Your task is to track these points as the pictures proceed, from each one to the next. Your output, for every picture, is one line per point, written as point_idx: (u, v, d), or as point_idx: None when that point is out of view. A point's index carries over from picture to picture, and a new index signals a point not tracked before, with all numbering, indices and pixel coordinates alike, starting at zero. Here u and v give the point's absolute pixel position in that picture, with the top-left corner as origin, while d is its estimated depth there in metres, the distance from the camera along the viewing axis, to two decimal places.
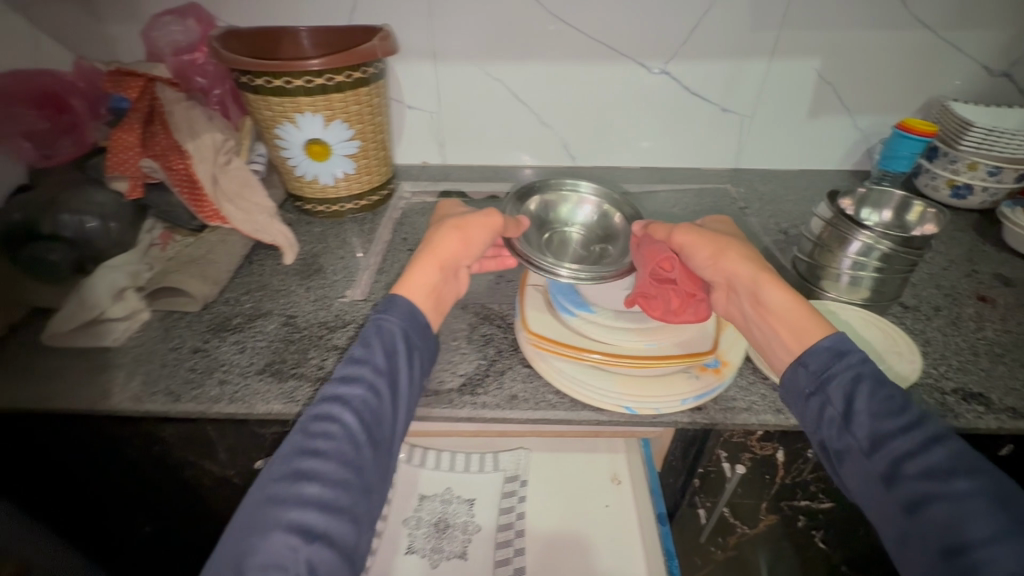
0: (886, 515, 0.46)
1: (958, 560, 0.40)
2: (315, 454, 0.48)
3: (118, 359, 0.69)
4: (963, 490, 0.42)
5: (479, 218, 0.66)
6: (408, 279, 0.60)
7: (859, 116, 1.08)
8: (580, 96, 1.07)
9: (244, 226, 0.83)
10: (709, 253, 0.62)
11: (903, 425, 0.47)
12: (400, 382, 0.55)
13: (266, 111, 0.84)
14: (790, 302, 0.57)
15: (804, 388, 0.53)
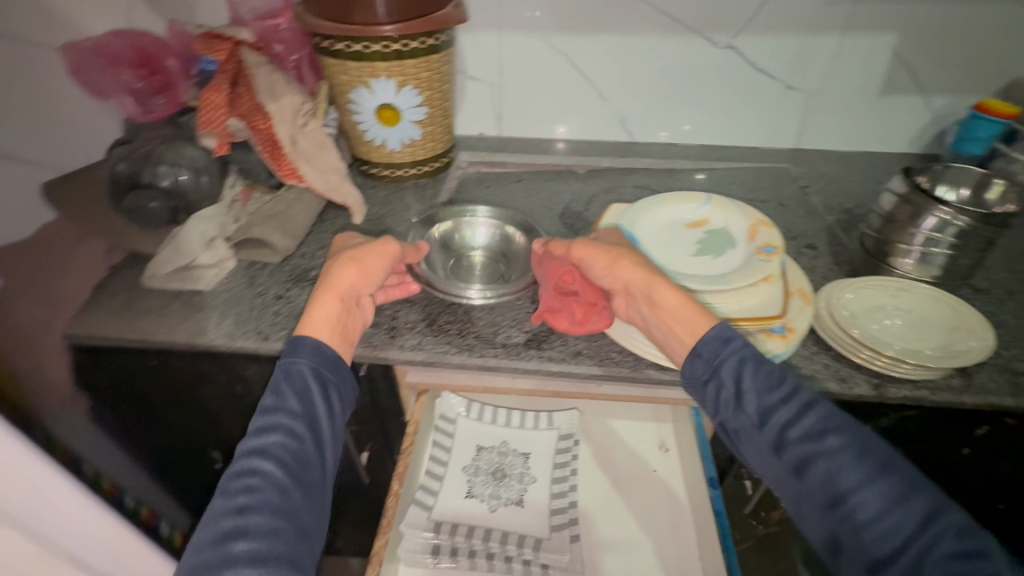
0: (781, 479, 0.50)
1: (839, 509, 0.45)
2: (240, 510, 0.50)
3: (211, 301, 0.75)
4: (837, 447, 0.47)
5: (374, 247, 0.68)
6: (310, 317, 0.61)
7: (933, 97, 1.04)
8: (642, 69, 1.06)
9: (318, 185, 0.88)
10: (603, 263, 0.65)
11: (783, 397, 0.51)
12: (321, 421, 0.56)
13: (343, 75, 0.88)
14: (681, 304, 0.59)
15: (701, 375, 0.56)
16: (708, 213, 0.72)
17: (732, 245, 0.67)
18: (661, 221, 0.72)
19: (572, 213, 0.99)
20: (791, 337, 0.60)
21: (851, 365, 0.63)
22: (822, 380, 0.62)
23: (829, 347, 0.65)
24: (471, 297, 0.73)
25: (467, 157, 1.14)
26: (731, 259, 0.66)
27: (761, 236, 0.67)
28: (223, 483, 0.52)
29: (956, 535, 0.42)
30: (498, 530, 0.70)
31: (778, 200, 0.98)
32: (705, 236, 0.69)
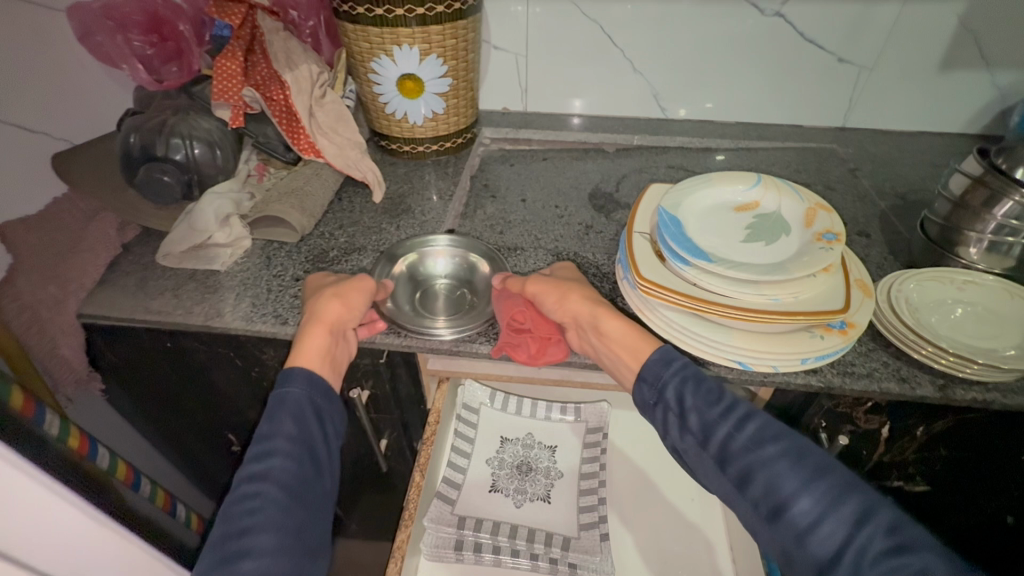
0: (729, 494, 0.48)
1: (782, 519, 0.44)
2: (243, 536, 0.46)
3: (226, 282, 0.71)
4: (774, 456, 0.46)
5: (358, 284, 0.64)
6: (299, 352, 0.58)
7: (999, 72, 0.96)
8: (681, 40, 0.99)
9: (336, 162, 0.84)
10: (553, 298, 0.63)
11: (722, 411, 0.50)
12: (320, 441, 0.53)
13: (363, 43, 0.82)
14: (629, 333, 0.57)
15: (649, 400, 0.54)
16: (757, 195, 0.65)
17: (787, 231, 0.61)
18: (706, 202, 0.65)
19: (602, 194, 0.93)
20: (851, 333, 0.56)
21: (912, 364, 0.59)
22: (881, 379, 0.57)
23: (888, 344, 0.60)
24: (433, 334, 0.64)
25: (490, 133, 1.09)
26: (786, 247, 0.59)
27: (819, 224, 0.60)
28: (221, 515, 0.49)
29: (884, 532, 0.41)
30: (524, 527, 0.66)
31: (823, 182, 0.92)
32: (756, 221, 0.62)
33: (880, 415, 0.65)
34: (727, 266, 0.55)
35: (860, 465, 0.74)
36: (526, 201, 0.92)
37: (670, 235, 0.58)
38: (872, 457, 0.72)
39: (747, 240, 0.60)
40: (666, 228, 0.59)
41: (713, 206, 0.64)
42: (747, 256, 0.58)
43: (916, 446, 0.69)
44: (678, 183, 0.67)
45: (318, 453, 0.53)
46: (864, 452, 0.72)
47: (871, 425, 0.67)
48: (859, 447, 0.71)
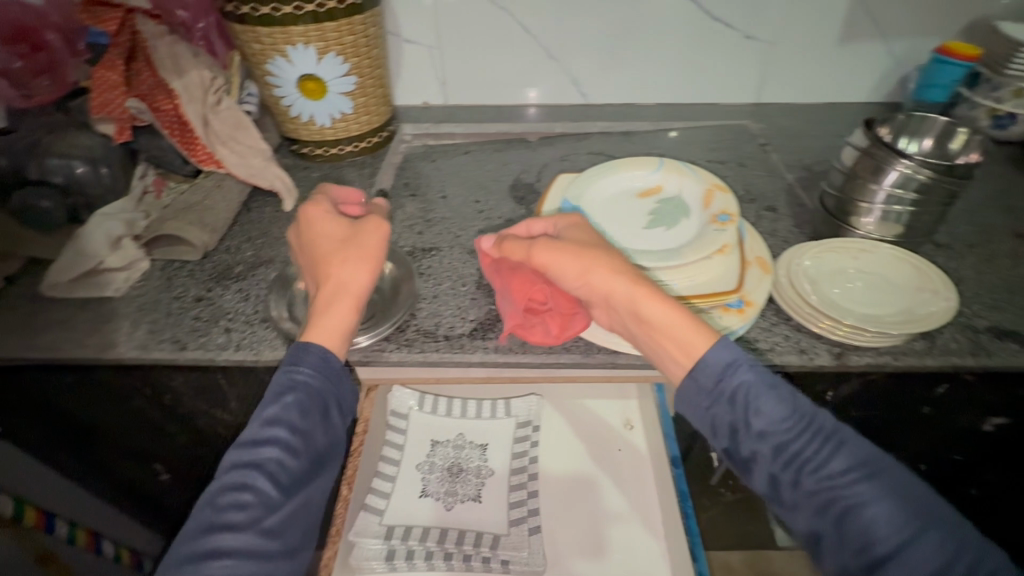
0: (793, 512, 0.48)
1: (871, 561, 0.43)
2: (226, 527, 0.47)
3: (122, 309, 0.67)
4: (865, 489, 0.45)
5: (378, 239, 0.59)
6: (319, 326, 0.56)
7: (895, 42, 1.00)
8: (593, 24, 0.98)
9: (240, 172, 0.80)
10: (574, 275, 0.55)
11: (808, 432, 0.48)
12: (322, 435, 0.53)
13: (255, 43, 0.78)
14: (672, 319, 0.52)
15: (702, 402, 0.51)
16: (660, 180, 0.70)
17: (687, 214, 0.65)
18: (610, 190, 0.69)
19: (523, 185, 0.93)
20: (747, 311, 0.58)
21: (812, 334, 0.61)
22: (782, 352, 0.59)
23: (789, 317, 0.62)
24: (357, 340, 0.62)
25: (411, 129, 1.06)
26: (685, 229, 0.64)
27: (715, 204, 0.65)
28: (211, 491, 0.49)
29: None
30: (454, 530, 0.66)
31: (737, 159, 0.94)
32: (658, 205, 0.67)
33: None
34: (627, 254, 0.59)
35: None
36: (447, 198, 0.90)
37: (576, 226, 0.61)
38: None
39: (649, 225, 0.64)
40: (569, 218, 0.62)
41: (616, 193, 0.68)
42: (648, 241, 0.63)
43: None
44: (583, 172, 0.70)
45: (319, 450, 0.53)
46: None
47: None
48: None
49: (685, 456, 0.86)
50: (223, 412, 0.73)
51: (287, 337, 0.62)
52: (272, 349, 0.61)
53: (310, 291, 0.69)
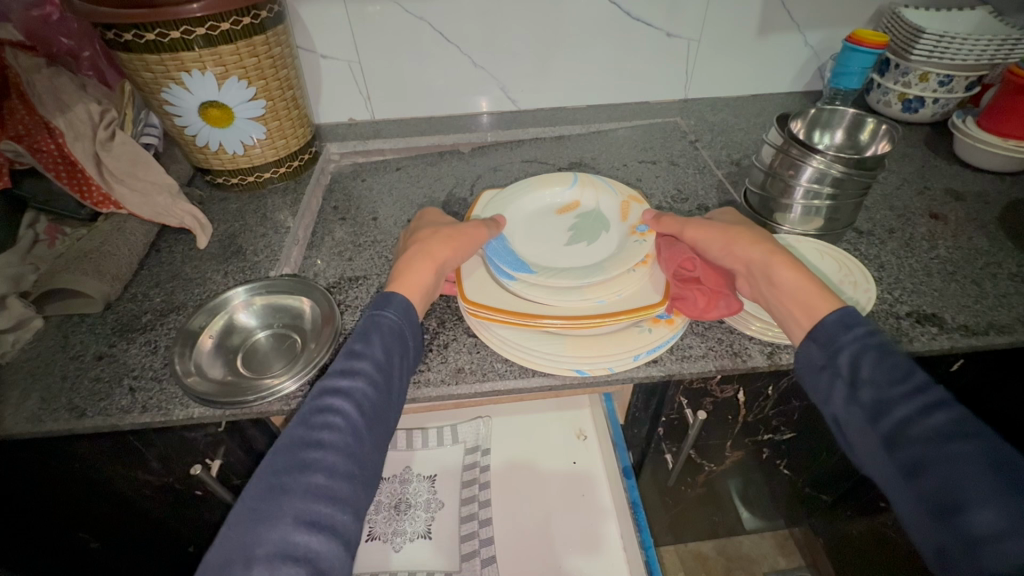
0: (889, 480, 0.43)
1: (954, 519, 0.37)
2: (319, 445, 0.43)
3: (10, 377, 0.60)
4: (959, 451, 0.39)
5: (469, 227, 0.62)
6: (406, 282, 0.57)
7: (810, 32, 1.02)
8: (515, 29, 0.96)
9: (143, 211, 0.74)
10: (720, 245, 0.59)
11: (908, 390, 0.43)
12: (399, 379, 0.51)
13: (146, 72, 0.72)
14: (805, 287, 0.53)
15: (817, 361, 0.50)
16: (577, 195, 0.72)
17: (607, 225, 0.69)
18: (531, 209, 0.71)
19: (456, 200, 0.90)
20: (676, 320, 0.59)
21: (743, 336, 0.61)
22: (716, 357, 0.59)
23: (721, 320, 0.62)
24: (279, 390, 0.58)
25: (337, 148, 1.01)
26: (605, 244, 0.66)
27: (632, 216, 0.68)
28: (298, 417, 0.46)
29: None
30: (403, 572, 0.64)
31: (668, 157, 0.94)
32: (578, 221, 0.70)
33: (732, 384, 0.67)
34: (547, 276, 0.60)
35: (730, 429, 0.77)
36: (378, 219, 0.86)
37: (497, 252, 0.62)
38: (739, 421, 0.75)
39: (570, 242, 0.67)
40: (494, 241, 0.64)
41: (537, 211, 0.71)
42: (570, 257, 0.65)
43: (773, 404, 0.73)
44: (503, 190, 0.72)
45: (396, 394, 0.50)
46: (730, 417, 0.75)
47: (727, 394, 0.69)
48: (725, 414, 0.74)
49: (642, 459, 0.86)
50: (146, 472, 0.67)
51: (202, 392, 0.58)
52: (184, 407, 0.57)
53: (223, 343, 0.64)
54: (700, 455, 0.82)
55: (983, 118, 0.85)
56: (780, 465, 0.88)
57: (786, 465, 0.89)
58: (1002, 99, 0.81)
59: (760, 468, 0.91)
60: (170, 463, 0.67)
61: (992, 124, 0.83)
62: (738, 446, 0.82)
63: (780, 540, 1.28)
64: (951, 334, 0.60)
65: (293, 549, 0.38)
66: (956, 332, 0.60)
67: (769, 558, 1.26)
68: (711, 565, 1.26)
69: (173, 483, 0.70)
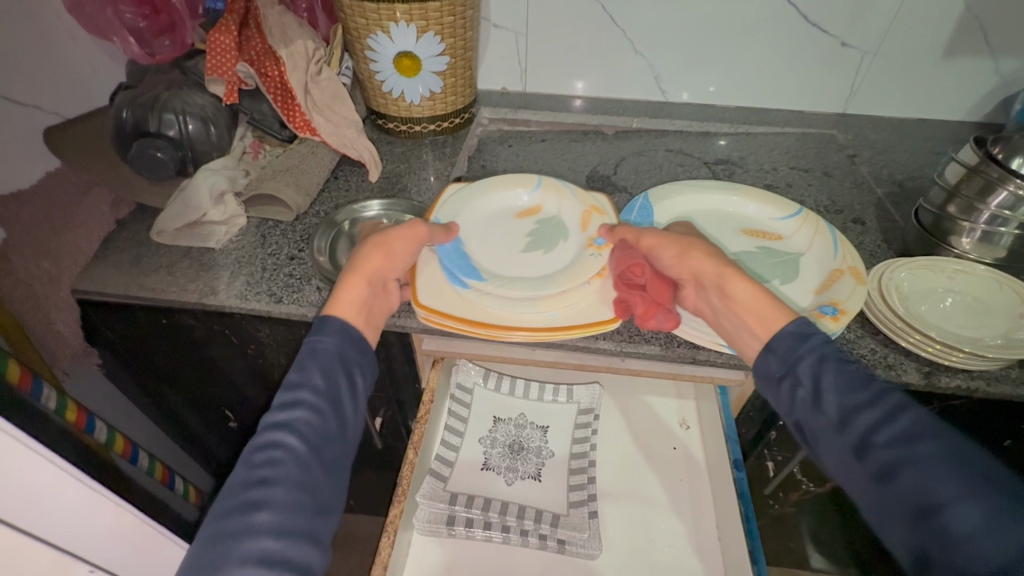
0: (856, 485, 0.43)
1: (930, 520, 0.38)
2: (263, 481, 0.43)
3: (221, 260, 0.71)
4: (924, 456, 0.40)
5: (402, 231, 0.60)
6: (336, 300, 0.54)
7: (1004, 60, 0.95)
8: (683, 20, 0.97)
9: (332, 140, 0.83)
10: (675, 252, 0.60)
11: (869, 400, 0.44)
12: (353, 400, 0.49)
13: (359, 18, 0.80)
14: (755, 298, 0.53)
15: (775, 372, 0.50)
16: (540, 199, 0.73)
17: (566, 234, 0.69)
18: (491, 209, 0.72)
19: (600, 176, 0.93)
20: (841, 319, 0.57)
21: (899, 351, 0.59)
22: (868, 365, 0.58)
23: (876, 332, 0.61)
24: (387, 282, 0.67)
25: (488, 113, 1.08)
26: (562, 253, 0.67)
27: (592, 227, 0.69)
28: (244, 456, 0.45)
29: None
30: (515, 504, 0.69)
31: (822, 168, 0.92)
32: (538, 225, 0.71)
33: None
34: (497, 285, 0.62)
35: None
36: None
37: (447, 256, 0.64)
38: None
39: (525, 248, 0.68)
40: (629, 214, 0.70)
41: (496, 213, 0.72)
42: (524, 265, 0.66)
43: None
44: (468, 185, 0.73)
45: (350, 417, 0.49)
46: None
47: None
48: None
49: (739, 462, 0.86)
50: None
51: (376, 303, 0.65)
52: None
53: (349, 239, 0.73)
54: (805, 473, 0.79)
55: None
56: None
57: None
58: None
59: None
60: None
61: None
62: None
63: None
64: None
65: (270, 555, 0.40)
66: None
67: None
68: None
69: None
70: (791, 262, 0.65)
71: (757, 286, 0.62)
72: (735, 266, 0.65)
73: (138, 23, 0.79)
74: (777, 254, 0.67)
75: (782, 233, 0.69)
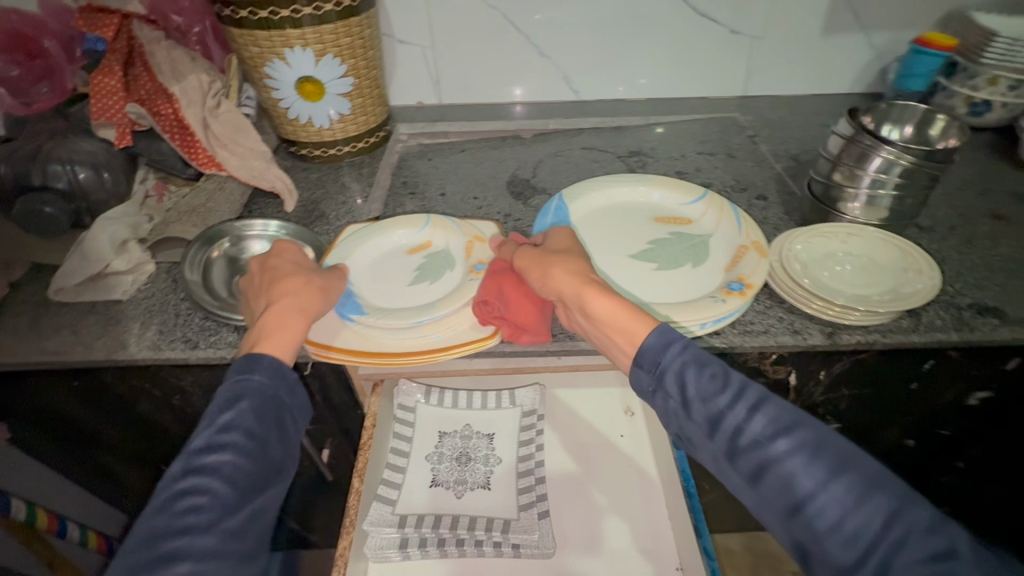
0: (739, 485, 0.46)
1: (799, 517, 0.41)
2: (183, 531, 0.42)
3: (130, 311, 0.68)
4: (788, 452, 0.42)
5: (339, 275, 0.60)
6: (272, 339, 0.52)
7: (875, 34, 1.03)
8: (582, 22, 1.00)
9: (241, 173, 0.81)
10: (535, 272, 0.57)
11: (731, 399, 0.46)
12: (279, 442, 0.49)
13: (253, 47, 0.79)
14: (616, 312, 0.52)
15: (648, 385, 0.50)
16: (428, 236, 0.68)
17: (450, 263, 0.65)
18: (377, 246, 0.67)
19: (520, 181, 0.94)
20: (748, 293, 0.59)
21: (804, 316, 0.63)
22: (776, 334, 0.61)
23: (782, 300, 0.65)
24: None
25: (406, 129, 1.07)
26: (447, 282, 0.63)
27: (476, 254, 0.65)
28: (157, 506, 0.44)
29: (924, 534, 0.39)
30: (466, 516, 0.68)
31: (726, 151, 0.96)
32: (426, 260, 0.66)
33: (785, 365, 0.70)
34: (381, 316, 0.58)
35: None
36: (446, 195, 0.92)
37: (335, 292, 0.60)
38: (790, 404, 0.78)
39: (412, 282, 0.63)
40: (545, 217, 0.71)
41: (385, 250, 0.67)
42: (409, 296, 0.62)
43: (823, 390, 0.75)
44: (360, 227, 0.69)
45: (276, 460, 0.48)
46: None
47: (779, 375, 0.71)
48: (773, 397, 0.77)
49: None
50: None
51: None
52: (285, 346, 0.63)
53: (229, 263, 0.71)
54: None
55: None
56: None
57: None
58: None
59: None
60: None
61: None
62: None
63: None
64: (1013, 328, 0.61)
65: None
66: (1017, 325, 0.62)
67: None
68: (737, 559, 1.32)
69: None
70: (702, 244, 0.68)
71: (672, 272, 0.64)
72: (650, 254, 0.67)
73: (12, 72, 0.76)
74: (687, 238, 0.69)
75: (692, 217, 0.72)
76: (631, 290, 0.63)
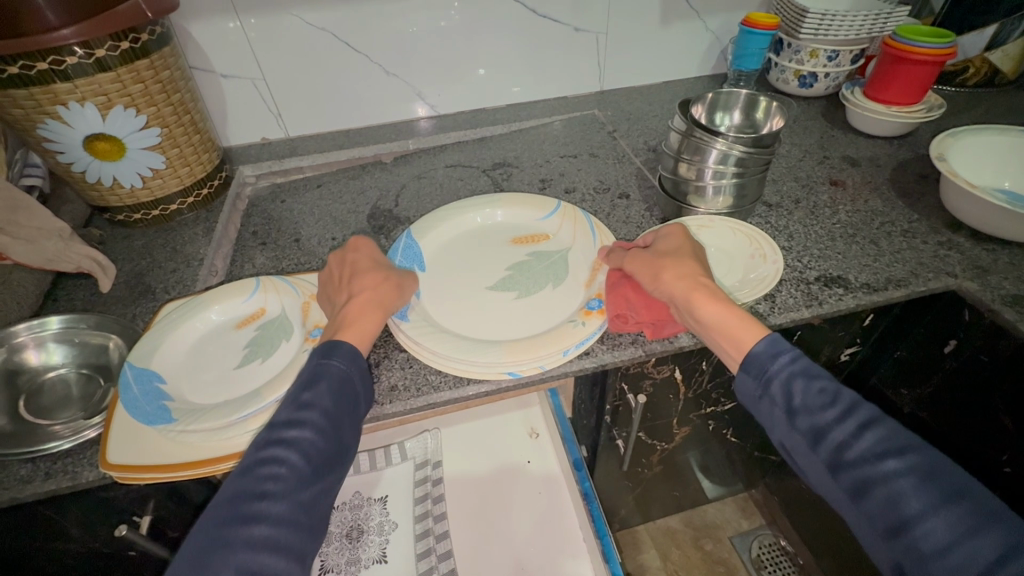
0: (840, 501, 0.43)
1: (901, 538, 0.38)
2: (263, 495, 0.41)
3: None
4: (896, 471, 0.40)
5: (408, 278, 0.60)
6: (352, 327, 0.52)
7: (710, 18, 1.06)
8: (423, 37, 0.95)
9: (31, 259, 0.67)
10: (648, 280, 0.57)
11: (839, 414, 0.44)
12: (353, 422, 0.48)
13: (15, 108, 0.66)
14: (724, 315, 0.52)
15: (754, 392, 0.49)
16: (261, 302, 0.62)
17: (285, 333, 0.59)
18: (198, 329, 0.59)
19: (381, 211, 0.87)
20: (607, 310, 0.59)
21: None
22: (645, 342, 0.60)
23: None
24: (83, 434, 0.54)
25: (251, 170, 0.97)
26: (281, 356, 0.56)
27: (314, 317, 0.59)
28: (241, 466, 0.43)
29: None
30: None
31: (588, 150, 0.96)
32: (259, 333, 0.59)
33: (667, 364, 0.70)
34: (197, 416, 0.50)
35: (675, 406, 0.80)
36: (301, 240, 0.82)
37: (134, 397, 0.51)
38: (683, 396, 0.78)
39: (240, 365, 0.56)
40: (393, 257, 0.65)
41: (208, 332, 0.60)
42: (234, 384, 0.54)
43: (709, 377, 0.76)
44: (177, 308, 0.61)
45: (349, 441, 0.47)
46: (671, 396, 0.77)
47: (664, 374, 0.71)
48: (666, 393, 0.76)
49: (597, 449, 0.88)
50: (62, 543, 0.59)
51: None
52: (94, 468, 0.52)
53: (9, 381, 0.59)
54: (650, 436, 0.86)
55: (868, 88, 0.92)
56: (727, 432, 0.96)
57: (732, 432, 0.97)
58: (883, 68, 0.88)
59: (706, 439, 0.97)
60: (93, 528, 0.59)
61: (875, 92, 0.91)
62: (686, 422, 0.86)
63: (740, 503, 1.38)
64: (856, 294, 0.64)
65: None
66: (860, 291, 0.64)
67: (733, 522, 1.35)
68: (680, 539, 1.34)
69: (101, 549, 0.61)
70: (560, 260, 0.66)
71: (532, 298, 0.62)
72: (510, 282, 0.64)
73: None
74: (546, 255, 0.67)
75: (549, 231, 0.70)
76: (488, 328, 0.59)
